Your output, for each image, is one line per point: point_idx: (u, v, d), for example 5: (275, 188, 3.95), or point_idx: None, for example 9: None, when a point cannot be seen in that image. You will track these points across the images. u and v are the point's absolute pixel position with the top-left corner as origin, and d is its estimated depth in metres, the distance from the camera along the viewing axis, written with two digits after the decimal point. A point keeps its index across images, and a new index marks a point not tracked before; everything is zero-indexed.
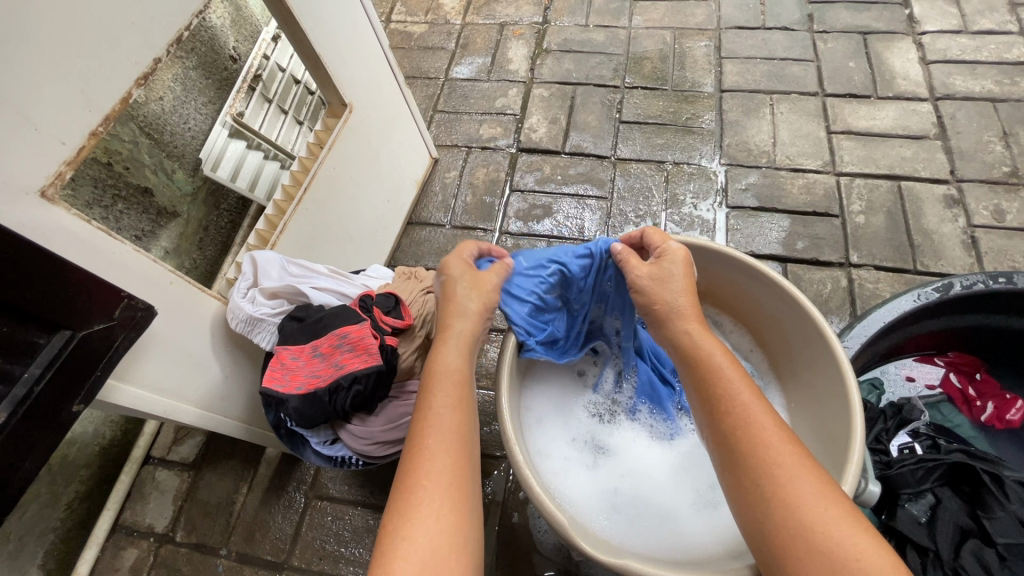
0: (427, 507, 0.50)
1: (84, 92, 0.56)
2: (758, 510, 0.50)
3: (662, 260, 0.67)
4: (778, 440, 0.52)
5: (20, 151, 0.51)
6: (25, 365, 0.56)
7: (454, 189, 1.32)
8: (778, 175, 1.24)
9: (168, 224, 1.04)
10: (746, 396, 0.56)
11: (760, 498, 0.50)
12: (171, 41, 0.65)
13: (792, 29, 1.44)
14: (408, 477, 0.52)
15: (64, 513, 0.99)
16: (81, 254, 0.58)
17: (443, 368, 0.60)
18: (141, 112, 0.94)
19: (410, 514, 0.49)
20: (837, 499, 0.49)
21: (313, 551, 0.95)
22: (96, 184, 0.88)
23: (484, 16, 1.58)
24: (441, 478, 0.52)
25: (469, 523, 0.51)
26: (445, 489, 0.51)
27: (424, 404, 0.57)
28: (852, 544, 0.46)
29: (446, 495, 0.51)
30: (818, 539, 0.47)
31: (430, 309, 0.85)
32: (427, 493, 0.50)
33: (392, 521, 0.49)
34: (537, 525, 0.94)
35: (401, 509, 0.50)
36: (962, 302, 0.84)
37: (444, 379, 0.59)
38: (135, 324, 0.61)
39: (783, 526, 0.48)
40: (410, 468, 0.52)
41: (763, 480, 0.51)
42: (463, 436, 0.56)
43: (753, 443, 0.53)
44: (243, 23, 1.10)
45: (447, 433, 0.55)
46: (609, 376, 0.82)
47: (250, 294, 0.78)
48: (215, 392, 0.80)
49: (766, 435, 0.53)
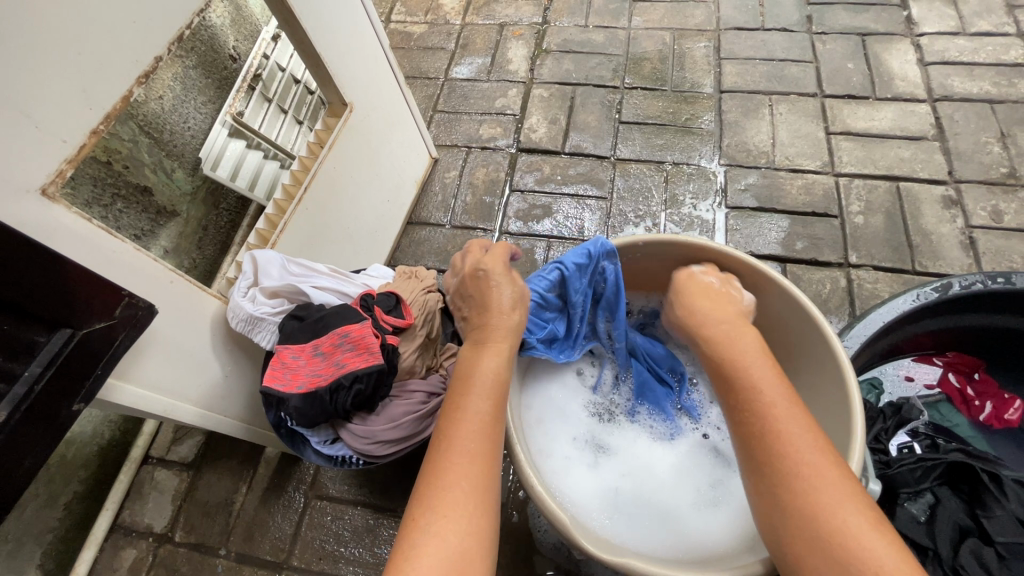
0: (458, 503, 0.47)
1: (85, 91, 0.56)
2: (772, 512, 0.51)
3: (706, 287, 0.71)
4: (806, 437, 0.52)
5: (21, 149, 0.51)
6: (25, 364, 0.56)
7: (454, 189, 1.32)
8: (777, 175, 1.24)
9: (167, 223, 1.03)
10: (774, 395, 0.55)
11: (780, 499, 0.50)
12: (172, 40, 0.65)
13: (791, 30, 1.45)
14: (443, 470, 0.49)
15: (62, 513, 0.99)
16: (82, 253, 0.58)
17: (477, 370, 0.57)
18: (141, 111, 0.94)
19: (439, 510, 0.47)
20: (859, 504, 0.48)
21: (312, 551, 0.95)
22: (94, 183, 0.88)
23: (484, 16, 1.58)
24: (473, 474, 0.49)
25: (494, 525, 0.49)
26: (477, 486, 0.49)
27: (455, 401, 0.55)
28: (871, 555, 0.45)
29: (479, 492, 0.49)
30: (836, 547, 0.46)
31: (430, 308, 0.85)
32: (461, 488, 0.48)
33: (422, 516, 0.47)
34: (538, 525, 0.94)
35: (433, 506, 0.47)
36: (961, 302, 0.84)
37: (482, 374, 0.57)
38: (135, 324, 0.61)
39: (799, 531, 0.48)
40: (445, 461, 0.50)
41: (785, 480, 0.50)
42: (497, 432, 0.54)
43: (777, 442, 0.52)
44: (243, 22, 1.10)
45: (485, 428, 0.53)
46: (608, 375, 0.83)
47: (250, 293, 0.77)
48: (215, 392, 0.79)
49: (792, 433, 0.52)
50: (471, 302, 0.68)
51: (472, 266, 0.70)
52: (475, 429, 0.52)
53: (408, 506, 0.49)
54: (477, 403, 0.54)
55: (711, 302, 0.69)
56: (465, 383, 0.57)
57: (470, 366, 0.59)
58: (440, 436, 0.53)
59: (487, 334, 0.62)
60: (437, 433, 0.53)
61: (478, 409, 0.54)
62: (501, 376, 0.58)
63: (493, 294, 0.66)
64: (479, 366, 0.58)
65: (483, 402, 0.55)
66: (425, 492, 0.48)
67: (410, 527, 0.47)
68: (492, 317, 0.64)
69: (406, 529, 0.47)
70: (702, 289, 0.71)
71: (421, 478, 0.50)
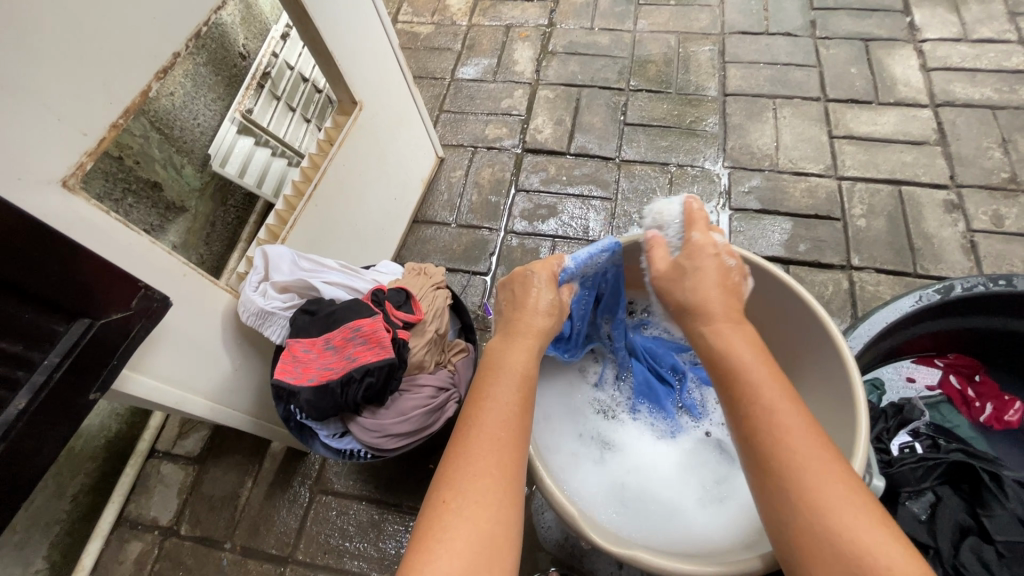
0: (486, 487, 0.48)
1: (106, 85, 0.57)
2: (781, 514, 0.47)
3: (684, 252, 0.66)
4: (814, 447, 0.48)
5: (44, 141, 0.52)
6: (44, 353, 0.57)
7: (459, 188, 1.33)
8: (780, 179, 1.25)
9: (176, 219, 1.04)
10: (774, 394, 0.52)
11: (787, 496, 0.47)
12: (190, 37, 0.66)
13: (795, 35, 1.46)
14: (472, 453, 0.50)
15: (69, 506, 0.99)
16: (99, 244, 0.58)
17: (505, 365, 0.59)
18: (152, 108, 0.95)
19: (470, 493, 0.47)
20: (873, 507, 0.45)
21: (317, 545, 0.96)
22: (106, 178, 0.89)
23: (490, 17, 1.59)
24: (503, 459, 0.50)
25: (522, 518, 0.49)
26: (507, 470, 0.49)
27: (484, 391, 0.56)
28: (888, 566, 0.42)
29: (507, 478, 0.49)
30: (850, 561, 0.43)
31: (440, 304, 0.86)
32: (490, 473, 0.48)
33: (452, 498, 0.47)
34: (542, 521, 0.94)
35: (465, 490, 0.47)
36: (963, 304, 0.85)
37: (510, 368, 0.58)
38: (151, 314, 0.62)
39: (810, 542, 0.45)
40: (474, 445, 0.50)
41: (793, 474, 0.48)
42: (525, 423, 0.54)
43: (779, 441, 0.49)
44: (253, 21, 1.12)
45: (512, 417, 0.53)
46: (609, 374, 0.84)
47: (261, 288, 0.78)
48: (226, 385, 0.80)
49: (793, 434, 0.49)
50: (507, 302, 0.68)
51: (519, 269, 0.70)
52: (501, 418, 0.53)
53: (434, 488, 0.49)
54: (505, 391, 0.55)
55: (718, 287, 0.62)
56: (486, 377, 0.58)
57: (497, 361, 0.60)
58: (465, 423, 0.53)
59: (517, 335, 0.63)
60: (463, 419, 0.54)
61: (506, 398, 0.55)
62: (529, 373, 0.59)
63: (534, 300, 0.66)
64: (508, 362, 0.59)
65: (512, 392, 0.55)
66: (451, 475, 0.49)
67: (439, 509, 0.47)
68: (526, 321, 0.65)
69: (434, 512, 0.47)
70: (713, 269, 0.63)
71: (446, 460, 0.51)
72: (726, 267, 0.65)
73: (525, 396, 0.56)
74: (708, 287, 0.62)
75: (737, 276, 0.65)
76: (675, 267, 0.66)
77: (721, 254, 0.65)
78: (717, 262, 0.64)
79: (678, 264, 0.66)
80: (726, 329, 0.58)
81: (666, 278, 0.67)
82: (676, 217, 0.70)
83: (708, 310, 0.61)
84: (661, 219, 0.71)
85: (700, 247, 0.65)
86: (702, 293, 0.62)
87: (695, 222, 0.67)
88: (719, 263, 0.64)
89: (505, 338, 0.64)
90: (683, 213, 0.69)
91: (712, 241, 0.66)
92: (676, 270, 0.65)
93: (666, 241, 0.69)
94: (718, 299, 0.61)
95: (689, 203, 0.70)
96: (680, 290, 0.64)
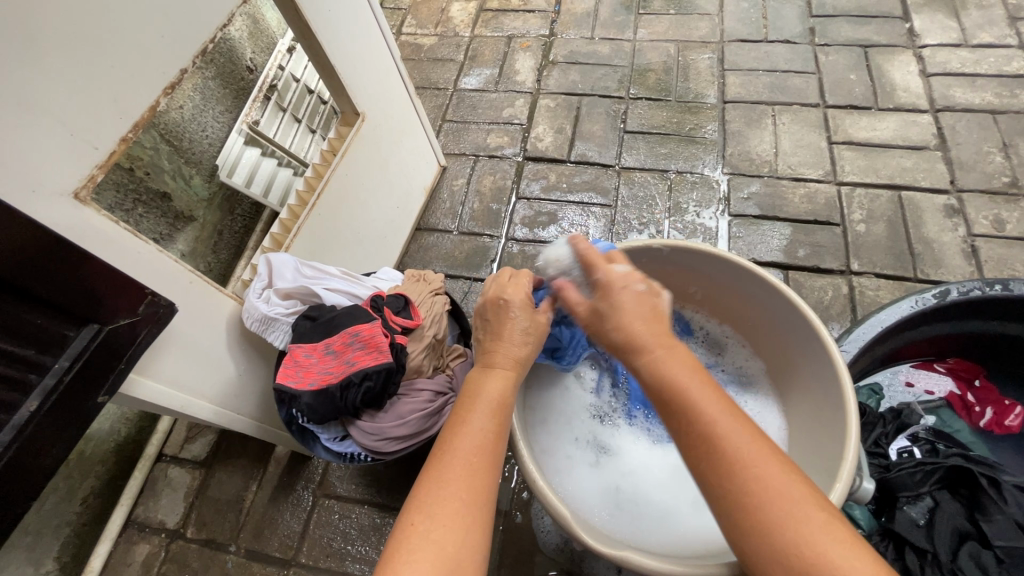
0: (452, 512, 0.48)
1: (116, 101, 0.60)
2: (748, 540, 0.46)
3: (599, 294, 0.60)
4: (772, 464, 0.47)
5: (57, 156, 0.55)
6: (55, 357, 0.59)
7: (462, 197, 1.35)
8: (779, 184, 1.26)
9: (184, 228, 1.07)
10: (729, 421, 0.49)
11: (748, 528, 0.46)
12: (197, 54, 0.68)
13: (794, 42, 1.47)
14: (444, 479, 0.50)
15: (79, 508, 1.02)
16: (108, 253, 0.61)
17: (482, 394, 0.58)
18: (163, 120, 0.98)
19: (438, 517, 0.48)
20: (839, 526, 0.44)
21: (320, 549, 0.97)
22: (117, 189, 0.92)
23: (493, 28, 1.62)
24: (471, 486, 0.50)
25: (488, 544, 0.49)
26: (476, 495, 0.50)
27: (459, 419, 0.55)
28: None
29: (476, 505, 0.50)
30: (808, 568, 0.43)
31: (438, 310, 0.88)
32: (460, 498, 0.49)
33: (421, 521, 0.48)
34: (541, 525, 0.96)
35: (433, 513, 0.48)
36: (960, 309, 0.86)
37: (485, 397, 0.57)
38: (157, 320, 0.64)
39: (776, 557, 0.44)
40: (447, 471, 0.51)
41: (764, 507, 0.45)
42: (498, 451, 0.54)
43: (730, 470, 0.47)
44: (259, 35, 1.15)
45: (486, 443, 0.53)
46: (606, 381, 0.85)
47: (265, 295, 0.80)
48: (230, 390, 0.82)
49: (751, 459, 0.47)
50: (484, 328, 0.65)
51: (490, 294, 0.66)
52: (476, 444, 0.53)
53: (405, 511, 0.49)
54: (480, 419, 0.55)
55: (642, 318, 0.57)
56: (463, 404, 0.57)
57: (476, 389, 0.59)
58: (441, 446, 0.54)
59: (492, 357, 0.62)
60: (440, 441, 0.54)
61: (482, 426, 0.55)
62: (506, 401, 0.58)
63: (509, 329, 0.63)
64: (486, 389, 0.58)
65: (486, 419, 0.55)
66: (421, 498, 0.49)
67: (409, 531, 0.47)
68: (499, 353, 0.62)
69: (403, 534, 0.48)
70: (632, 301, 0.58)
71: (420, 480, 0.51)
72: (642, 294, 0.59)
73: (501, 424, 0.56)
74: (630, 318, 0.57)
75: (656, 300, 0.59)
76: (592, 310, 0.60)
77: (634, 283, 0.59)
78: (634, 294, 0.59)
79: (593, 307, 0.60)
80: (661, 357, 0.54)
81: (587, 323, 0.61)
82: (571, 258, 0.66)
83: (637, 339, 0.56)
84: (559, 265, 0.67)
85: (610, 285, 0.59)
86: (627, 325, 0.57)
87: (594, 261, 0.62)
88: (638, 295, 0.59)
89: (482, 366, 0.62)
90: (576, 256, 0.65)
91: (621, 273, 0.60)
92: (593, 314, 0.60)
93: (576, 283, 0.64)
94: (644, 329, 0.56)
95: (577, 241, 0.65)
96: (605, 332, 0.59)
